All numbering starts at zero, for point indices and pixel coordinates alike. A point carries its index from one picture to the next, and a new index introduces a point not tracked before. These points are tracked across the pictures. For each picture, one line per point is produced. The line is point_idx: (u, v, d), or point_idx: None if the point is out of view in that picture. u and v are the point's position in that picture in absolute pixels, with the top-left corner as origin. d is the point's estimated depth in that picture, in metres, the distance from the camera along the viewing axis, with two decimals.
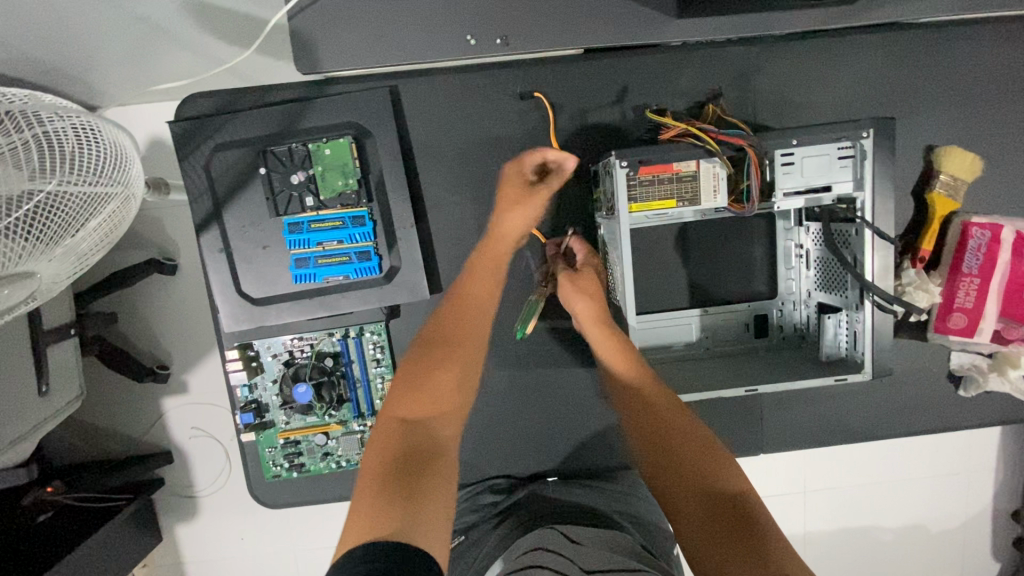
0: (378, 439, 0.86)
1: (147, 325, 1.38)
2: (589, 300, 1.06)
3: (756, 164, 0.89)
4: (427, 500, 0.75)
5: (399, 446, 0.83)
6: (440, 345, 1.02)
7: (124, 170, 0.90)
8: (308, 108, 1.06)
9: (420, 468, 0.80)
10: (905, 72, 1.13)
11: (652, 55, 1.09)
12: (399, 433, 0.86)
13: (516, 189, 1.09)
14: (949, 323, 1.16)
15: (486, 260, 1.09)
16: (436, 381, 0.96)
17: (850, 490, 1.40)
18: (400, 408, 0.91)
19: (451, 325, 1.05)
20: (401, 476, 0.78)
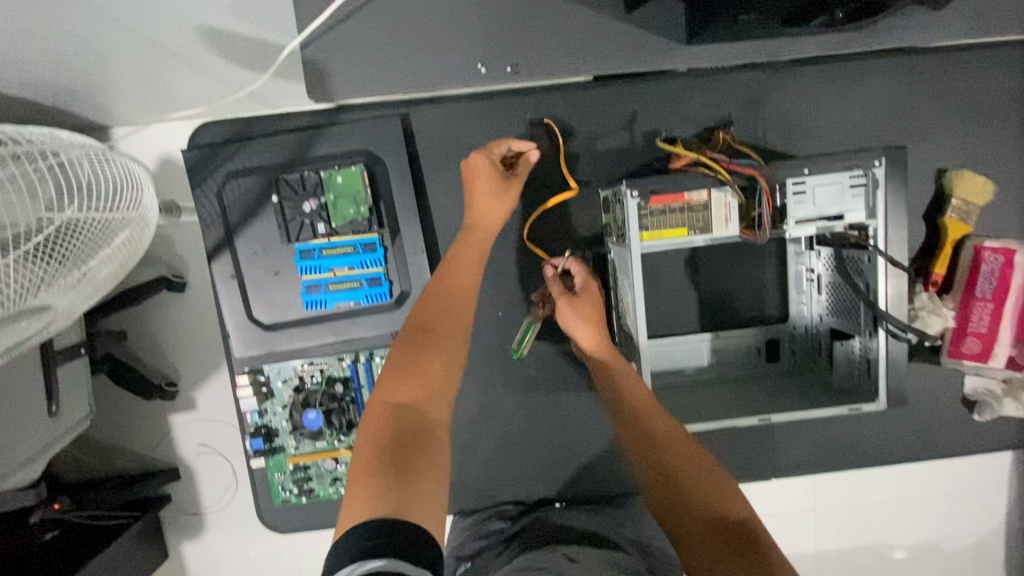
0: (367, 425, 0.77)
1: (155, 344, 1.38)
2: (589, 324, 1.02)
3: (767, 195, 0.90)
4: (429, 483, 0.71)
5: (395, 430, 0.75)
6: (435, 329, 0.91)
7: (138, 198, 0.91)
8: (320, 135, 1.08)
9: (421, 452, 0.74)
10: (915, 97, 1.13)
11: (662, 82, 1.10)
12: (393, 417, 0.77)
13: (489, 180, 1.04)
14: (963, 348, 1.15)
15: (468, 252, 1.02)
16: (430, 364, 0.86)
17: (873, 515, 1.30)
18: (390, 390, 0.81)
19: (440, 307, 0.94)
20: (400, 457, 0.72)
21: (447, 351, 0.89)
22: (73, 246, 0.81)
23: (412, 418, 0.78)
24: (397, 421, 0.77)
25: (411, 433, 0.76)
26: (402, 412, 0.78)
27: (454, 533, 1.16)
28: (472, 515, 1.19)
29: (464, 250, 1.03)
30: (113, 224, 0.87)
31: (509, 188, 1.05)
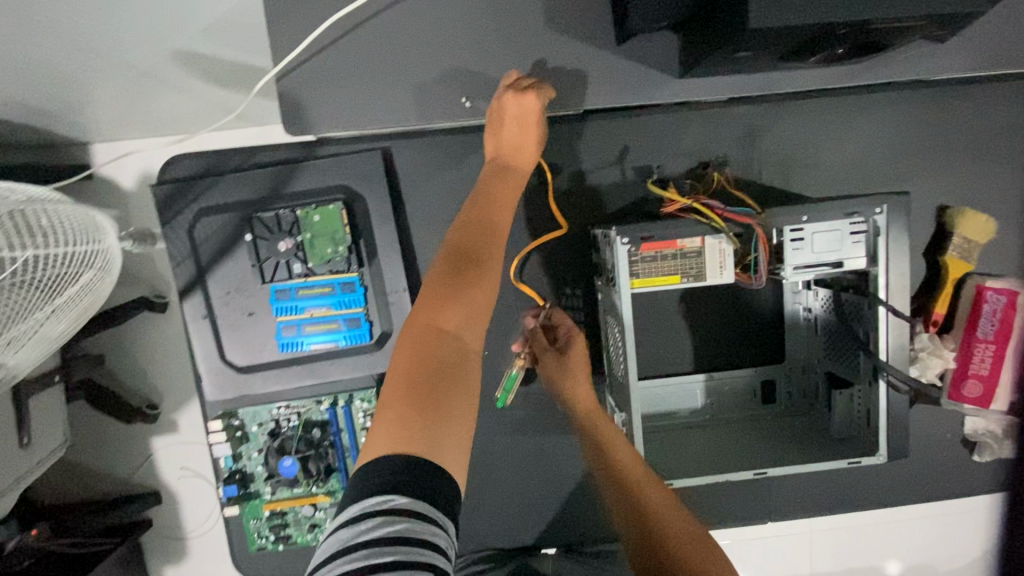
0: (401, 343, 0.65)
1: (137, 369, 1.33)
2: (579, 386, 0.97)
3: (764, 243, 0.85)
4: (462, 426, 0.61)
5: (430, 355, 0.63)
6: (472, 259, 0.72)
7: (101, 241, 0.88)
8: (298, 170, 1.03)
9: (457, 385, 0.62)
10: (915, 131, 1.10)
11: (655, 115, 1.06)
12: (428, 340, 0.64)
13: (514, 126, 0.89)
14: (964, 391, 1.11)
15: (505, 193, 0.85)
16: (474, 295, 0.69)
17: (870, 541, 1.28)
18: (429, 310, 0.66)
19: (476, 240, 0.75)
20: (433, 394, 0.60)
21: (490, 283, 0.72)
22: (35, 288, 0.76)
23: (451, 345, 0.65)
24: (434, 341, 0.64)
25: (450, 360, 0.63)
26: (439, 334, 0.65)
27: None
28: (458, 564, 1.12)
29: (501, 188, 0.86)
30: (75, 266, 0.82)
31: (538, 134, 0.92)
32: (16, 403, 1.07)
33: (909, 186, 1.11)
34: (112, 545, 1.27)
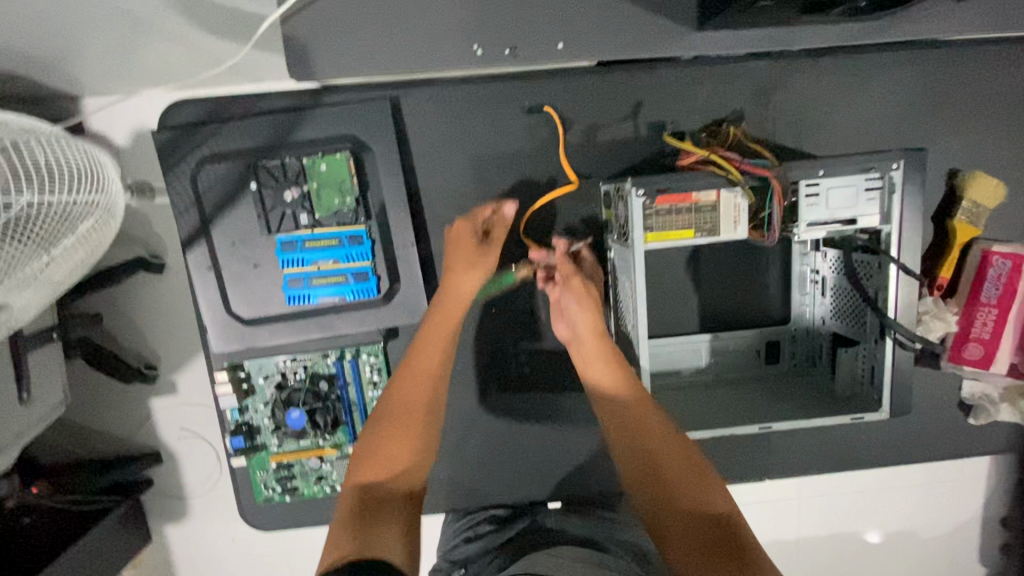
0: (338, 509, 0.89)
1: (132, 328, 1.29)
2: (584, 305, 1.00)
3: (779, 196, 0.84)
4: (392, 527, 0.86)
5: (365, 505, 0.88)
6: (399, 416, 0.98)
7: (105, 183, 0.86)
8: (303, 117, 1.00)
9: (387, 518, 0.87)
10: (933, 92, 1.07)
11: (669, 70, 1.03)
12: (358, 503, 0.89)
13: (468, 250, 1.02)
14: (964, 353, 1.13)
15: (445, 320, 1.02)
16: (392, 450, 0.96)
17: (857, 505, 1.35)
18: (357, 474, 0.93)
19: (410, 386, 1.00)
20: (366, 524, 0.85)
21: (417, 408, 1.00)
22: (37, 232, 0.75)
23: (378, 495, 0.91)
24: (359, 510, 0.87)
25: (378, 513, 0.87)
26: (369, 498, 0.90)
27: (444, 536, 1.15)
28: (464, 514, 1.18)
29: (438, 322, 1.01)
30: (79, 208, 0.81)
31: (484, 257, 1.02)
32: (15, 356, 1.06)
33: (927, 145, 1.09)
34: (114, 502, 1.28)
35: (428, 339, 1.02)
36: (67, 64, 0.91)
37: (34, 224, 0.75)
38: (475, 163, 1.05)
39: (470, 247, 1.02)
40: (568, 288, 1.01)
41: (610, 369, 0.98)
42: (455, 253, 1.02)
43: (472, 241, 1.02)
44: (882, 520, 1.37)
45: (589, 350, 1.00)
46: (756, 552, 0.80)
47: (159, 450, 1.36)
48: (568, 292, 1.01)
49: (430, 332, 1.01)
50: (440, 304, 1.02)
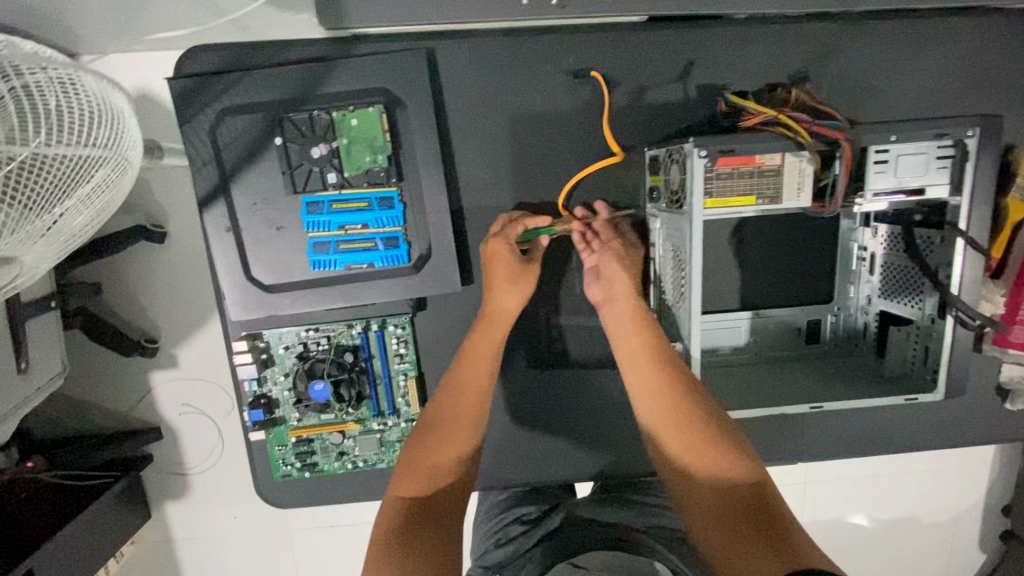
0: (379, 524, 0.78)
1: (137, 296, 1.22)
2: (625, 266, 0.95)
3: (848, 160, 0.80)
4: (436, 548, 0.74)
5: (413, 519, 0.78)
6: (438, 426, 0.91)
7: (121, 132, 0.79)
8: (332, 68, 0.93)
9: (433, 531, 0.77)
10: (1009, 59, 0.99)
11: (722, 29, 0.97)
12: (406, 515, 0.79)
13: (510, 266, 0.97)
14: (1010, 336, 1.05)
15: (484, 342, 0.97)
16: (438, 459, 0.88)
17: (854, 490, 1.37)
18: (400, 486, 0.84)
19: (451, 403, 0.93)
20: (414, 537, 0.75)
21: (465, 428, 0.92)
22: (42, 187, 0.69)
23: (425, 506, 0.81)
24: (410, 525, 0.77)
25: (424, 523, 0.78)
26: (417, 508, 0.80)
27: (479, 538, 1.06)
28: (497, 512, 1.09)
29: (479, 342, 0.97)
30: (91, 162, 0.74)
31: (527, 273, 0.99)
32: (13, 322, 0.99)
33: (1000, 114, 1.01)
34: (113, 478, 1.23)
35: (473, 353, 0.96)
36: (64, 19, 0.81)
37: (41, 178, 0.68)
38: (511, 125, 0.99)
39: (514, 266, 0.97)
40: (609, 248, 0.96)
41: (645, 344, 0.91)
42: (493, 270, 0.97)
43: (512, 260, 0.97)
44: (878, 506, 1.39)
45: (621, 311, 0.95)
46: (789, 519, 0.75)
47: (162, 425, 1.30)
48: (608, 250, 0.96)
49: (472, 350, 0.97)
50: (483, 323, 0.98)
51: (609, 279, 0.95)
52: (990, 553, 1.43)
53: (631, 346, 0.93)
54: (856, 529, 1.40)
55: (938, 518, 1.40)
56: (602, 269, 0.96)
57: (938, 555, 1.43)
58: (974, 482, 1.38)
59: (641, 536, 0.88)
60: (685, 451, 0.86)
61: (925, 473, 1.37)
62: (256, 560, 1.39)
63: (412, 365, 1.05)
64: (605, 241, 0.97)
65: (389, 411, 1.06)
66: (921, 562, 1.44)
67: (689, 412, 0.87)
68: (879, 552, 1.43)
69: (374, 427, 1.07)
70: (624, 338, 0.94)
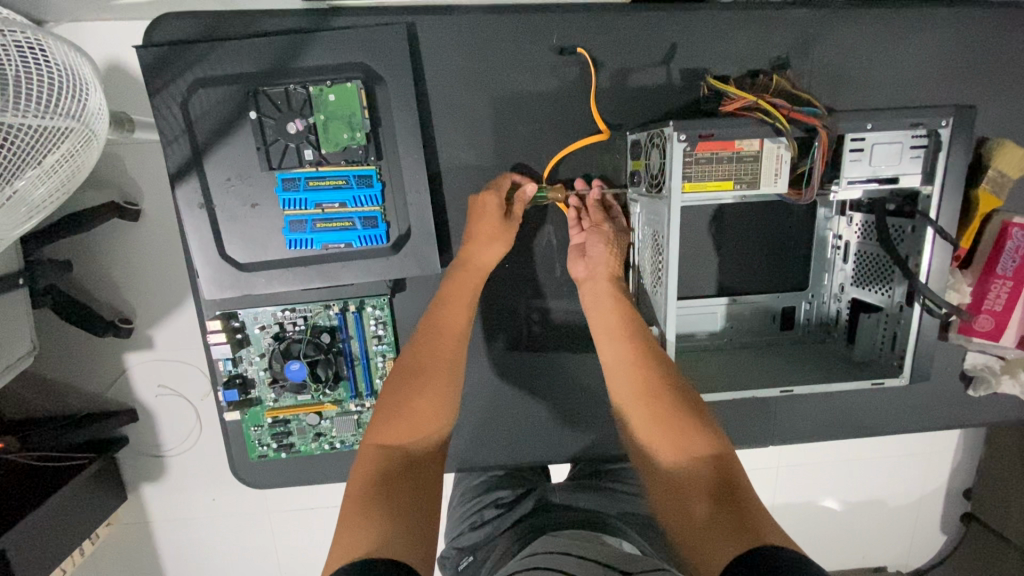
0: (355, 470, 0.77)
1: (110, 274, 1.19)
2: (611, 249, 0.98)
3: (824, 146, 0.82)
4: (409, 506, 0.72)
5: (390, 470, 0.76)
6: (421, 370, 0.89)
7: (81, 100, 0.75)
8: (309, 41, 0.91)
9: (411, 485, 0.75)
10: (982, 51, 1.01)
11: (706, 11, 0.96)
12: (384, 463, 0.77)
13: (493, 227, 0.97)
14: (974, 325, 1.10)
15: (464, 304, 0.97)
16: (419, 406, 0.86)
17: (819, 472, 1.41)
18: (378, 434, 0.81)
19: (432, 350, 0.92)
20: (391, 490, 0.73)
21: (440, 376, 0.90)
22: None
23: (405, 459, 0.79)
24: (387, 473, 0.76)
25: (397, 479, 0.75)
26: (396, 458, 0.79)
27: (454, 521, 1.08)
28: (474, 495, 1.10)
29: (453, 288, 0.98)
30: (46, 132, 0.71)
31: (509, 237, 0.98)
32: None
33: (976, 105, 1.02)
34: (85, 460, 1.21)
35: (453, 308, 0.96)
36: None
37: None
38: (493, 105, 0.98)
39: (499, 241, 0.97)
40: (598, 230, 0.99)
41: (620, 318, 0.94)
42: (476, 224, 0.97)
43: (497, 213, 0.96)
44: (841, 488, 1.43)
45: (602, 289, 0.98)
46: (751, 494, 0.73)
47: (137, 406, 1.27)
48: (596, 232, 0.99)
49: (452, 305, 0.96)
50: (463, 277, 0.98)
51: (594, 259, 0.98)
52: (948, 532, 1.49)
53: (611, 322, 0.95)
54: (822, 509, 1.45)
55: (898, 499, 1.45)
56: (589, 249, 0.99)
57: (899, 534, 1.49)
58: (934, 466, 1.42)
59: (614, 521, 0.89)
60: (651, 423, 0.86)
61: (887, 457, 1.41)
62: (235, 540, 1.39)
63: (390, 347, 1.05)
64: (594, 223, 1.00)
65: (366, 393, 1.06)
66: (882, 541, 1.49)
67: (661, 386, 0.87)
68: (841, 531, 1.48)
69: (352, 408, 1.07)
70: (604, 315, 0.96)
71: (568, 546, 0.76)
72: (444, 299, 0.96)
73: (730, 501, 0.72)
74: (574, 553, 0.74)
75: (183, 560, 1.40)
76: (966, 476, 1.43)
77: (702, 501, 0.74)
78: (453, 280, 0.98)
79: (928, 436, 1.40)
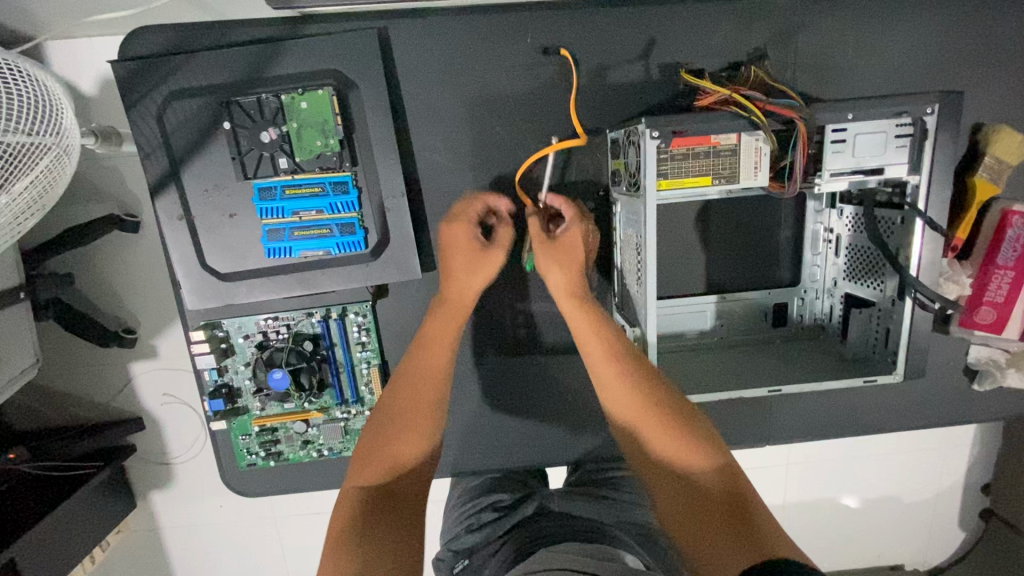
0: (341, 509, 0.78)
1: (105, 286, 1.20)
2: (560, 270, 0.91)
3: (805, 141, 0.79)
4: (387, 538, 0.73)
5: (370, 505, 0.78)
6: (399, 412, 0.90)
7: (55, 116, 0.76)
8: (280, 49, 0.91)
9: (387, 520, 0.76)
10: (969, 36, 0.97)
11: (681, 7, 0.94)
12: (368, 501, 0.78)
13: (466, 254, 0.93)
14: (976, 317, 1.05)
15: (446, 315, 0.95)
16: (399, 444, 0.87)
17: (827, 470, 1.38)
18: (359, 473, 0.82)
19: (412, 382, 0.92)
20: (367, 526, 0.74)
21: (416, 422, 0.90)
22: None
23: (383, 499, 0.79)
24: (368, 511, 0.76)
25: (372, 512, 0.76)
26: (377, 494, 0.80)
27: (451, 524, 1.07)
28: (470, 499, 1.09)
29: (451, 303, 0.95)
30: (22, 150, 0.72)
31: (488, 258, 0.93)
32: None
33: (965, 92, 0.99)
34: (94, 469, 1.21)
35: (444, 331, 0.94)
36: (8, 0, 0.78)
37: None
38: (470, 107, 0.97)
39: (471, 258, 0.93)
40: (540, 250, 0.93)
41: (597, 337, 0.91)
42: (454, 256, 0.94)
43: (471, 245, 0.93)
44: (851, 484, 1.39)
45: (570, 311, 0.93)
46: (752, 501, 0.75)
47: (136, 417, 1.28)
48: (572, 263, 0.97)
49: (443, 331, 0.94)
50: (438, 309, 0.96)
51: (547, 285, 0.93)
52: (965, 530, 1.44)
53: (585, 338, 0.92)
54: (829, 508, 1.41)
55: (908, 495, 1.41)
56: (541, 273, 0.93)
57: (911, 532, 1.44)
58: (941, 461, 1.38)
59: (609, 531, 0.87)
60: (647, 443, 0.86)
61: (894, 452, 1.37)
62: (237, 548, 1.39)
63: (375, 353, 1.05)
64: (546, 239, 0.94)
65: (352, 399, 1.06)
66: (894, 539, 1.45)
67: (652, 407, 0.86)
68: (851, 530, 1.44)
69: (338, 415, 1.07)
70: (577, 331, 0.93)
71: (565, 557, 0.74)
72: (423, 329, 0.96)
73: (732, 514, 0.73)
74: (566, 567, 0.72)
75: (188, 568, 1.41)
76: (973, 471, 1.39)
77: (705, 517, 0.75)
78: (440, 311, 0.96)
79: (945, 430, 1.35)
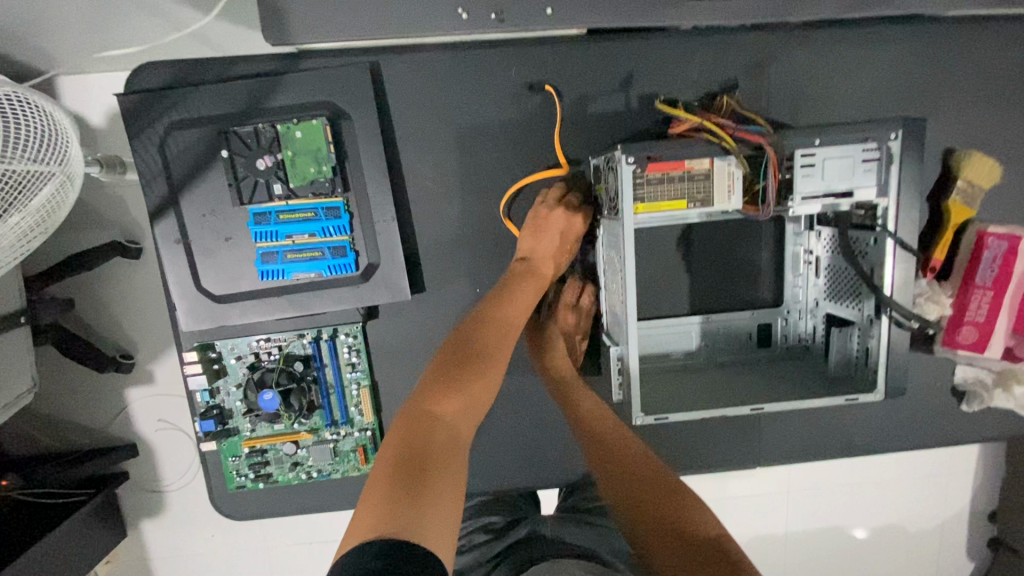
0: (387, 441, 0.63)
1: (104, 311, 1.23)
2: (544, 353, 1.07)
3: (775, 166, 0.83)
4: (447, 492, 0.59)
5: (431, 444, 0.63)
6: (479, 354, 0.77)
7: (61, 146, 0.81)
8: (278, 83, 0.96)
9: (449, 468, 0.62)
10: (934, 66, 1.02)
11: (658, 42, 0.99)
12: (424, 436, 0.64)
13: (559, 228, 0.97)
14: (958, 337, 1.06)
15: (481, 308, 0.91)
16: (474, 386, 0.73)
17: (822, 495, 1.36)
18: (425, 401, 0.68)
19: (491, 333, 0.81)
20: (428, 469, 0.59)
21: (496, 369, 0.78)
22: None
23: (445, 437, 0.65)
24: (425, 450, 0.62)
25: (438, 455, 0.62)
26: (435, 429, 0.66)
27: None
28: (461, 519, 1.08)
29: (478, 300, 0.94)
30: (30, 176, 0.76)
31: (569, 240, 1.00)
32: None
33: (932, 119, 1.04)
34: (85, 496, 1.22)
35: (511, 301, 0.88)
36: (22, 39, 0.83)
37: None
38: (459, 136, 1.02)
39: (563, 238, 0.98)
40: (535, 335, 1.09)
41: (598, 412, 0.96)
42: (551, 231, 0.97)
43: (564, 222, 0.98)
44: (847, 509, 1.37)
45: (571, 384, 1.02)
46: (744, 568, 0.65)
47: (128, 441, 1.29)
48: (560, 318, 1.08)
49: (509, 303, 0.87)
50: (519, 274, 0.93)
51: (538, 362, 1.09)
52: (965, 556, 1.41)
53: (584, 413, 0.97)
54: (827, 535, 1.39)
55: (906, 521, 1.39)
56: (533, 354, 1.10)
57: (911, 558, 1.42)
58: (938, 484, 1.37)
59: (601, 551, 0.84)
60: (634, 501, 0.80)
61: (888, 476, 1.36)
62: None
63: (365, 374, 1.06)
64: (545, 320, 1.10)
65: (341, 420, 1.07)
66: (896, 567, 1.42)
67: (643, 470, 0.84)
68: (850, 558, 1.41)
69: (328, 436, 1.08)
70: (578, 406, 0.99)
71: (572, 568, 0.75)
72: (506, 290, 0.90)
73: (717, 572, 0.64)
74: None
75: None
76: (971, 495, 1.37)
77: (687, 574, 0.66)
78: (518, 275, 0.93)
79: (940, 453, 1.35)
